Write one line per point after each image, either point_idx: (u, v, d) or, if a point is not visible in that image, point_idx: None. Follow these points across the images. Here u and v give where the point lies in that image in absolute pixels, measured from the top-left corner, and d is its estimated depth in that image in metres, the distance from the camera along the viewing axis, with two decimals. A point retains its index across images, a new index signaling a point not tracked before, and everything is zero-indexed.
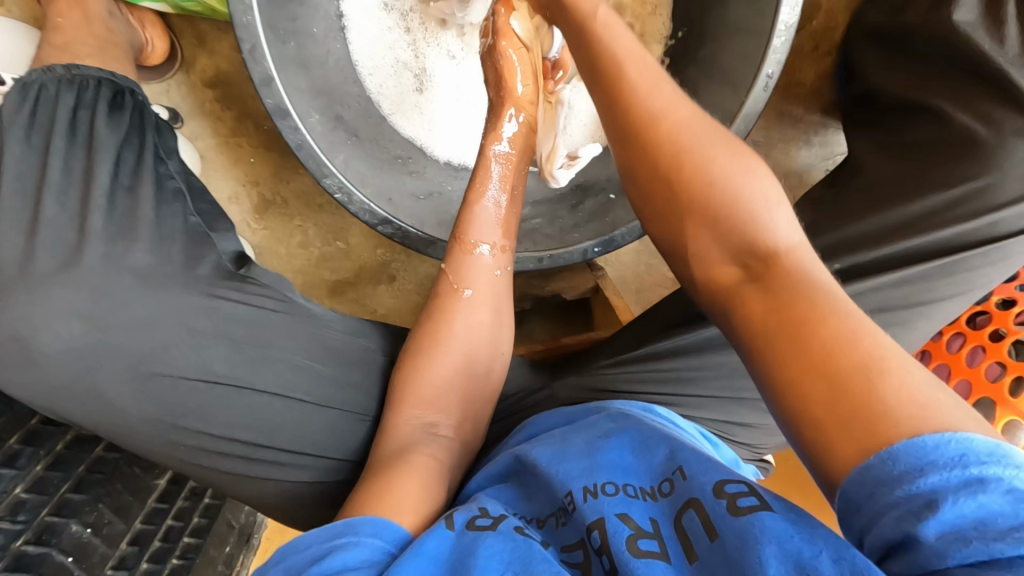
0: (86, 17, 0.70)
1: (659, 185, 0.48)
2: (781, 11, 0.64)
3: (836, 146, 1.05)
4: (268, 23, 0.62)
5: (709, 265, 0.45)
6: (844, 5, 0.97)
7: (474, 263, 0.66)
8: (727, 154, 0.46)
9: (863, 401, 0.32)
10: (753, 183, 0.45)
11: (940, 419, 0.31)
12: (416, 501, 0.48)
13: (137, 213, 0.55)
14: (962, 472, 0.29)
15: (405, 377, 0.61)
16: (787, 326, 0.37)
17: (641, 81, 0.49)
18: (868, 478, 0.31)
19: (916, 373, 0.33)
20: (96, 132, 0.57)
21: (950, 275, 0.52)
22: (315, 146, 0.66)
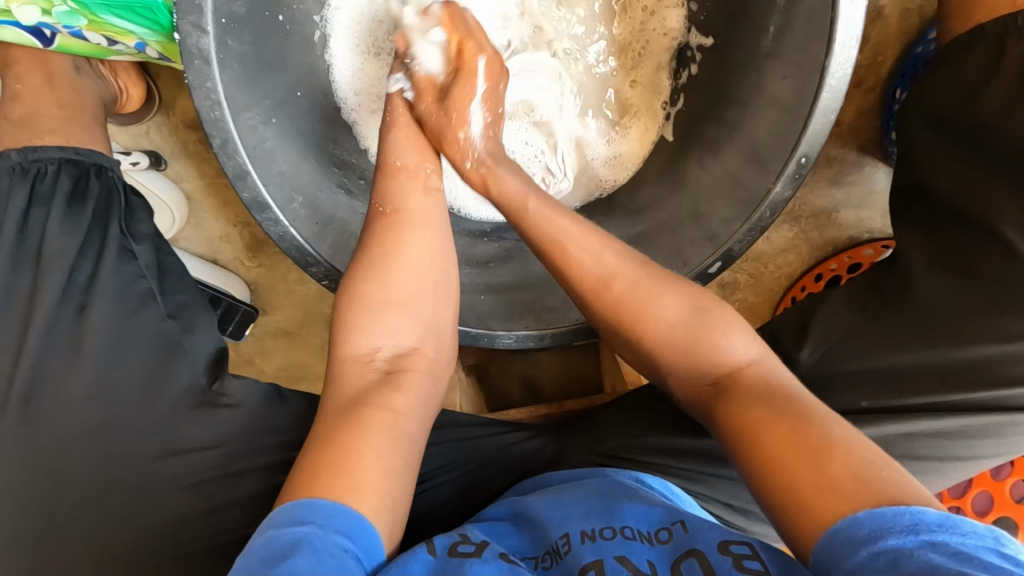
0: (50, 77, 0.64)
1: (618, 330, 0.53)
2: (821, 95, 0.58)
3: (874, 185, 0.95)
4: (243, 110, 0.56)
5: (682, 380, 0.50)
6: (894, 37, 0.86)
7: (405, 184, 0.59)
8: (662, 285, 0.52)
9: (816, 485, 0.37)
10: (696, 302, 0.51)
11: (886, 487, 0.35)
12: (374, 477, 0.43)
13: (87, 341, 0.52)
14: (916, 537, 0.32)
15: (343, 308, 0.55)
16: (747, 420, 0.42)
17: (574, 241, 0.54)
18: (837, 541, 0.34)
19: (857, 450, 0.38)
20: (49, 240, 0.54)
21: (994, 435, 0.51)
22: (299, 237, 0.61)
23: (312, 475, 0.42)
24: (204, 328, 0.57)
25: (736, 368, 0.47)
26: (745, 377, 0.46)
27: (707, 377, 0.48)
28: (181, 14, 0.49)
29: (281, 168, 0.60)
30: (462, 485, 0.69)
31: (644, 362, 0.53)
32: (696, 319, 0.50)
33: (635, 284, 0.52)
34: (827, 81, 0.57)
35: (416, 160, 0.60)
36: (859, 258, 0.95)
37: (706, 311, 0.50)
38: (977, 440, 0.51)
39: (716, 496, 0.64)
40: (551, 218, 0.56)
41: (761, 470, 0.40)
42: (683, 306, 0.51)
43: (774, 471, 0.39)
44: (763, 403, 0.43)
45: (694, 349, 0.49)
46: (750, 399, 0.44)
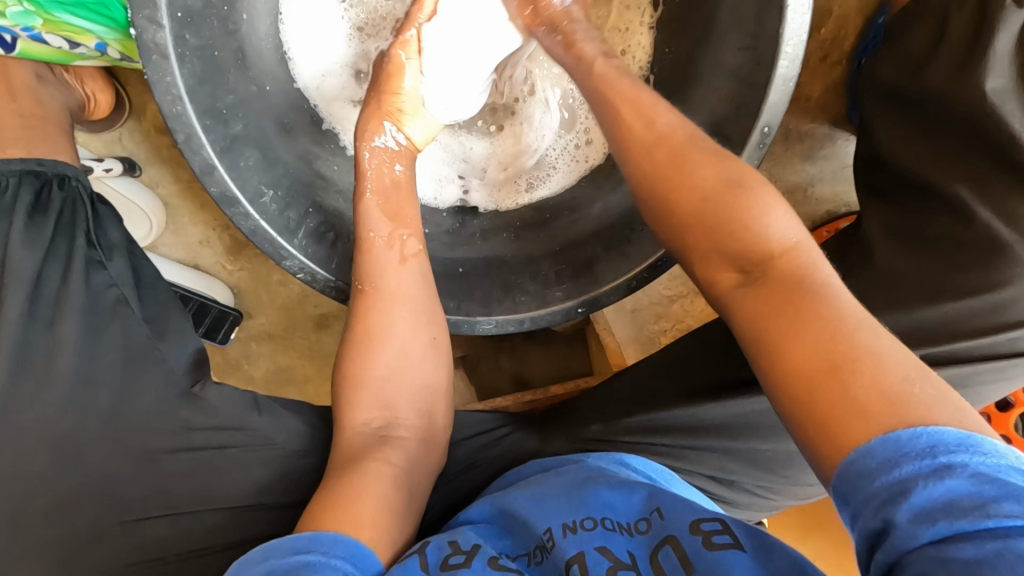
0: (11, 86, 0.64)
1: (660, 210, 0.49)
2: (779, 65, 0.57)
3: (846, 157, 0.96)
4: (208, 105, 0.56)
5: (710, 267, 0.45)
6: (858, 9, 0.86)
7: (378, 260, 0.60)
8: (703, 163, 0.48)
9: (835, 401, 0.34)
10: (748, 191, 0.45)
11: (914, 409, 0.32)
12: (375, 512, 0.46)
13: (52, 355, 0.52)
14: (932, 461, 0.30)
15: (342, 390, 0.58)
16: (774, 317, 0.38)
17: (636, 119, 0.53)
18: (851, 472, 0.32)
19: (894, 364, 0.34)
20: (13, 253, 0.54)
21: (961, 388, 0.51)
22: (270, 229, 0.61)
23: (319, 510, 0.46)
24: (176, 337, 0.57)
25: (769, 253, 0.41)
26: (777, 267, 0.41)
27: (735, 261, 0.43)
28: (135, 9, 0.49)
29: (248, 163, 0.60)
30: (445, 477, 0.69)
31: (671, 233, 0.49)
32: (742, 203, 0.44)
33: (676, 163, 0.49)
34: (782, 50, 0.57)
35: (388, 228, 0.62)
36: (836, 231, 0.96)
37: (745, 189, 0.45)
38: (956, 396, 0.50)
39: (701, 469, 0.64)
40: (616, 84, 0.56)
41: (789, 373, 0.36)
42: (732, 194, 0.45)
43: (799, 382, 0.36)
44: (801, 296, 0.38)
45: (731, 226, 0.44)
46: (773, 304, 0.39)
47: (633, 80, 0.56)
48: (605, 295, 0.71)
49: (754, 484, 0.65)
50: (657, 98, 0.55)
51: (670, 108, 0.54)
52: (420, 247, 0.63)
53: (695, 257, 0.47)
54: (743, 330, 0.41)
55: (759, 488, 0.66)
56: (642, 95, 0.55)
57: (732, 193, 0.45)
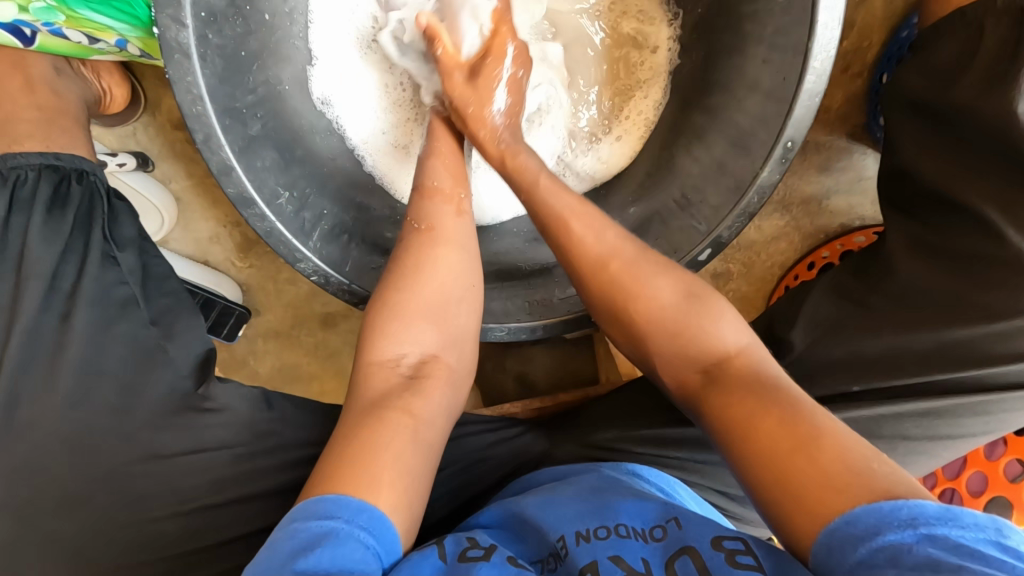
0: (29, 79, 0.63)
1: (616, 316, 0.52)
2: (804, 79, 0.56)
3: (864, 170, 0.95)
4: (227, 105, 0.55)
5: (676, 371, 0.49)
6: (882, 22, 0.85)
7: (434, 200, 0.60)
8: (655, 273, 0.52)
9: (813, 486, 0.36)
10: (695, 304, 0.50)
11: (881, 482, 0.35)
12: (394, 473, 0.44)
13: (67, 350, 0.51)
14: (914, 531, 0.32)
15: (374, 319, 0.55)
16: (739, 416, 0.41)
17: (586, 232, 0.54)
18: (835, 539, 0.34)
19: (850, 443, 0.37)
20: (30, 247, 0.53)
21: (984, 413, 0.51)
22: (285, 231, 0.61)
23: (335, 472, 0.44)
24: (184, 331, 0.56)
25: (727, 356, 0.46)
26: (735, 366, 0.45)
27: (697, 365, 0.47)
28: (159, 9, 0.48)
29: (265, 163, 0.60)
30: (453, 481, 0.69)
31: (635, 347, 0.52)
32: (689, 315, 0.49)
33: (625, 270, 0.52)
34: (810, 63, 0.56)
35: (450, 183, 0.62)
36: (850, 245, 0.95)
37: (699, 300, 0.50)
38: (968, 421, 0.52)
39: (710, 482, 0.64)
40: (559, 198, 0.56)
41: (765, 473, 0.38)
42: (678, 306, 0.50)
43: (775, 478, 0.38)
44: (757, 394, 0.42)
45: (687, 339, 0.48)
46: (742, 395, 0.42)
47: (577, 195, 0.57)
48: None
49: None
50: (603, 214, 0.56)
51: (616, 224, 0.55)
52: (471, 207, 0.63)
53: (661, 362, 0.50)
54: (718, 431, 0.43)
55: None
56: (588, 207, 0.56)
57: (683, 304, 0.50)
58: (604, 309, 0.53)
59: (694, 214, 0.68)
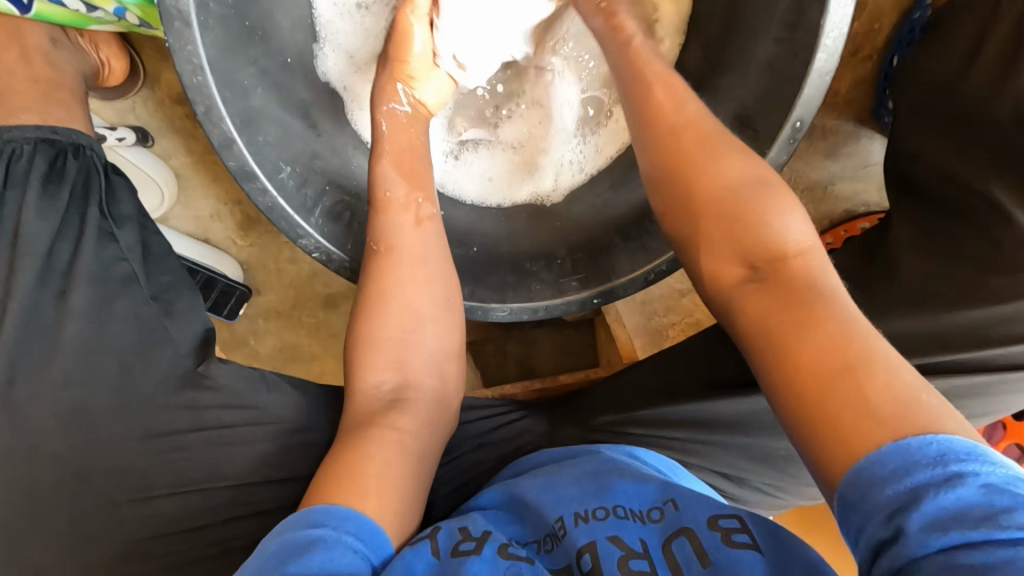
0: (24, 50, 0.61)
1: (675, 183, 0.50)
2: (815, 59, 0.55)
3: (869, 156, 0.95)
4: (229, 76, 0.54)
5: (716, 259, 0.46)
6: (894, 4, 0.84)
7: (392, 215, 0.59)
8: (729, 156, 0.49)
9: (849, 404, 0.35)
10: (765, 194, 0.46)
11: (924, 418, 0.33)
12: (378, 487, 0.46)
13: (63, 327, 0.52)
14: (943, 468, 0.31)
15: (352, 346, 0.57)
16: (784, 318, 0.40)
17: (667, 102, 0.54)
18: (861, 478, 0.33)
19: (900, 371, 0.35)
20: (26, 220, 0.53)
21: (985, 395, 0.50)
22: (287, 207, 0.60)
23: (321, 489, 0.45)
24: (184, 311, 0.55)
25: (784, 255, 0.43)
26: (789, 267, 0.42)
27: (747, 258, 0.44)
28: None
29: (267, 138, 0.59)
30: (455, 461, 0.69)
31: (685, 222, 0.49)
32: (756, 204, 0.46)
33: (698, 152, 0.50)
34: (822, 42, 0.55)
35: (405, 190, 0.60)
36: (854, 231, 0.95)
37: (768, 191, 0.46)
38: (969, 403, 0.50)
39: (710, 465, 0.65)
40: (650, 62, 0.58)
41: (801, 373, 0.37)
42: (748, 190, 0.47)
43: (810, 384, 0.37)
44: (810, 298, 0.40)
45: (748, 226, 0.45)
46: (785, 300, 0.40)
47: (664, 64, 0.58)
48: (622, 287, 0.70)
49: (764, 482, 0.65)
50: (688, 91, 0.55)
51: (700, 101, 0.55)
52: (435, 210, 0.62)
53: (703, 248, 0.48)
54: (753, 332, 0.42)
55: (769, 485, 0.65)
56: (675, 79, 0.56)
57: (751, 189, 0.46)
58: (669, 174, 0.51)
59: None
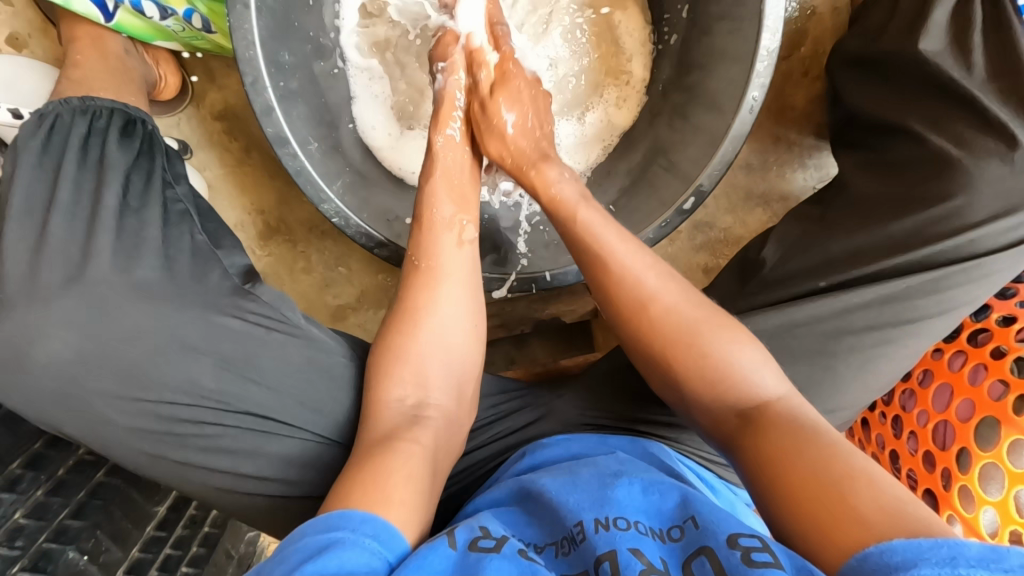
0: (103, 52, 0.73)
1: (650, 360, 0.58)
2: (762, 38, 0.66)
3: (831, 167, 1.05)
4: (272, 57, 0.65)
5: (714, 415, 0.54)
6: (832, 31, 0.98)
7: (437, 238, 0.65)
8: (713, 328, 0.56)
9: (842, 511, 0.40)
10: (739, 351, 0.55)
11: (913, 520, 0.38)
12: (403, 493, 0.47)
13: (144, 235, 0.56)
14: (952, 570, 0.34)
15: (379, 358, 0.60)
16: (776, 450, 0.46)
17: (626, 255, 0.61)
18: (867, 565, 0.37)
19: (881, 483, 0.41)
20: (107, 157, 0.58)
21: (935, 292, 0.57)
22: (313, 172, 0.69)
23: (348, 488, 0.46)
24: (231, 247, 0.61)
25: (766, 403, 0.51)
26: (773, 411, 0.50)
27: (736, 410, 0.52)
28: None
29: (300, 114, 0.69)
30: None
31: (675, 391, 0.57)
32: (737, 367, 0.54)
33: (675, 322, 0.57)
34: (765, 24, 0.66)
35: (451, 212, 0.67)
36: None
37: (719, 331, 0.55)
38: (921, 300, 0.57)
39: None
40: (586, 216, 0.64)
41: (797, 496, 0.43)
42: (730, 354, 0.54)
43: (802, 502, 0.42)
44: (794, 437, 0.47)
45: (728, 384, 0.53)
46: (772, 444, 0.47)
47: (576, 186, 0.68)
48: None
49: None
50: (637, 240, 0.63)
51: (650, 253, 0.62)
52: (475, 236, 0.68)
53: (694, 403, 0.55)
54: (747, 468, 0.48)
55: None
56: (619, 227, 0.64)
57: (716, 341, 0.55)
58: (651, 358, 0.58)
59: (678, 174, 0.77)
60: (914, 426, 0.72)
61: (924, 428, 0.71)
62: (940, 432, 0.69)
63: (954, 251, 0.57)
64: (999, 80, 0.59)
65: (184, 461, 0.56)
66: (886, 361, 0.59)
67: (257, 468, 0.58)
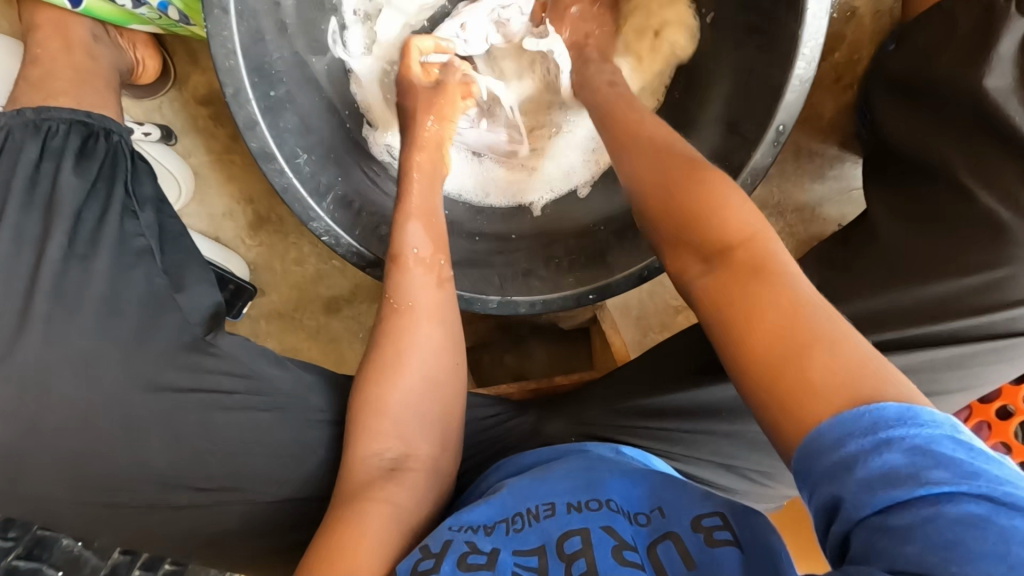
0: (69, 43, 0.67)
1: (650, 195, 0.51)
2: (795, 67, 0.60)
3: (853, 180, 1.00)
4: (257, 63, 0.59)
5: (682, 264, 0.47)
6: (873, 35, 0.90)
7: (410, 273, 0.63)
8: (692, 171, 0.49)
9: (798, 379, 0.35)
10: (716, 188, 0.47)
11: (869, 385, 0.34)
12: (371, 568, 0.45)
13: (86, 289, 0.52)
14: (872, 435, 0.32)
15: (359, 415, 0.58)
16: (735, 311, 0.40)
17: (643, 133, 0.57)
18: (808, 450, 0.34)
19: (845, 344, 0.36)
20: (59, 189, 0.54)
21: (958, 368, 0.55)
22: (302, 188, 0.64)
23: (319, 565, 0.45)
24: (194, 286, 0.59)
25: (736, 244, 0.43)
26: (739, 256, 0.42)
27: (704, 254, 0.45)
28: None
29: (288, 125, 0.64)
30: None
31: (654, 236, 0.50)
32: (712, 199, 0.46)
33: (665, 165, 0.51)
34: (800, 50, 0.60)
35: (429, 251, 0.65)
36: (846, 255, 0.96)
37: (700, 179, 0.48)
38: (944, 375, 0.55)
39: (701, 454, 0.67)
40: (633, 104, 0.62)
41: (754, 366, 0.38)
42: (707, 188, 0.47)
43: (764, 375, 0.37)
44: (756, 290, 0.40)
45: (700, 224, 0.45)
46: (733, 293, 0.41)
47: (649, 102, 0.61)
48: (617, 283, 0.74)
49: (752, 470, 0.68)
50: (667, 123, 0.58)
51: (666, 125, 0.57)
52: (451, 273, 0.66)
53: (670, 248, 0.48)
54: (709, 314, 0.43)
55: (760, 474, 0.68)
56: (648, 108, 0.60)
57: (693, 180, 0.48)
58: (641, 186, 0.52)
59: None
60: None
61: None
62: None
63: (984, 329, 0.55)
64: None
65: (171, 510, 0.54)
66: None
67: (248, 506, 0.57)
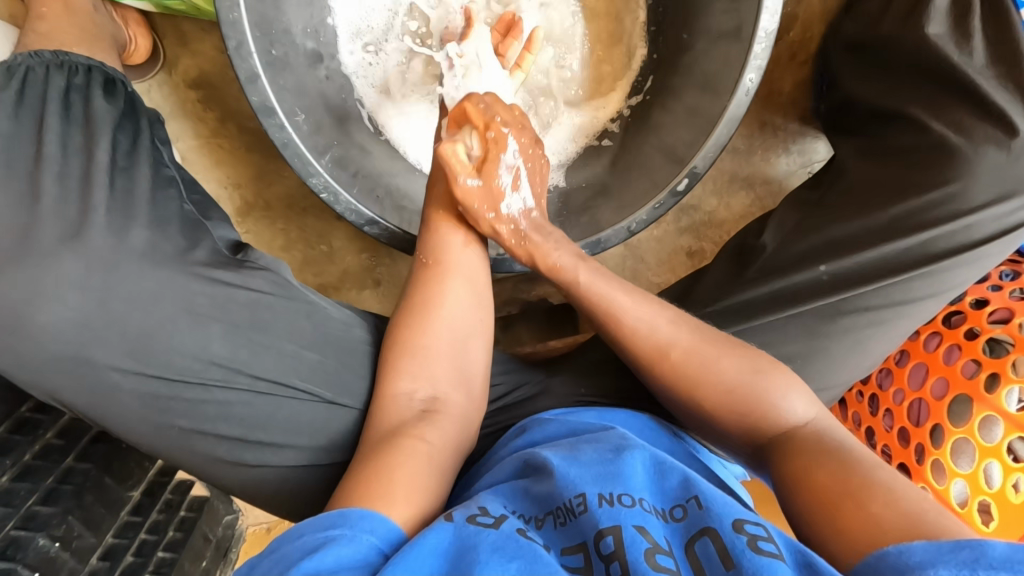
0: (71, 7, 0.68)
1: (683, 405, 0.58)
2: (760, 19, 0.66)
3: (815, 153, 1.07)
4: (258, 18, 0.62)
5: (738, 441, 0.55)
6: (822, 16, 0.99)
7: (444, 237, 0.66)
8: (725, 354, 0.57)
9: (858, 519, 0.42)
10: (757, 377, 0.55)
11: (930, 526, 0.39)
12: (406, 489, 0.47)
13: (135, 196, 0.54)
14: (971, 572, 0.34)
15: (387, 355, 0.60)
16: (803, 476, 0.47)
17: (633, 307, 0.61)
18: (882, 564, 0.38)
19: (903, 495, 0.42)
20: (92, 113, 0.56)
21: (930, 275, 0.59)
22: (301, 145, 0.66)
23: (357, 490, 0.47)
24: (221, 222, 0.60)
25: (792, 430, 0.52)
26: (797, 437, 0.51)
27: (766, 437, 0.53)
28: None
29: (286, 84, 0.66)
30: None
31: (705, 428, 0.58)
32: (752, 386, 0.54)
33: (692, 362, 0.57)
34: (763, 4, 0.65)
35: (456, 215, 0.67)
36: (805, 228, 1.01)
37: (764, 375, 0.54)
38: (917, 284, 0.60)
39: None
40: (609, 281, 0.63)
41: (825, 517, 0.44)
42: (744, 379, 0.55)
43: (829, 515, 0.44)
44: (824, 468, 0.46)
45: (749, 417, 0.54)
46: (797, 464, 0.48)
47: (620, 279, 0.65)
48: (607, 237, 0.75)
49: None
50: (652, 294, 0.63)
51: (668, 307, 0.61)
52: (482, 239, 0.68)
53: (722, 423, 0.56)
54: (779, 475, 0.49)
55: None
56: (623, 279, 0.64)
57: (724, 370, 0.56)
58: (671, 394, 0.58)
59: (672, 156, 0.77)
60: (889, 404, 0.74)
61: (900, 404, 0.73)
62: (916, 409, 0.72)
63: (949, 237, 0.59)
64: (996, 65, 0.61)
65: (185, 442, 0.55)
66: (873, 342, 0.61)
67: (259, 449, 0.57)
